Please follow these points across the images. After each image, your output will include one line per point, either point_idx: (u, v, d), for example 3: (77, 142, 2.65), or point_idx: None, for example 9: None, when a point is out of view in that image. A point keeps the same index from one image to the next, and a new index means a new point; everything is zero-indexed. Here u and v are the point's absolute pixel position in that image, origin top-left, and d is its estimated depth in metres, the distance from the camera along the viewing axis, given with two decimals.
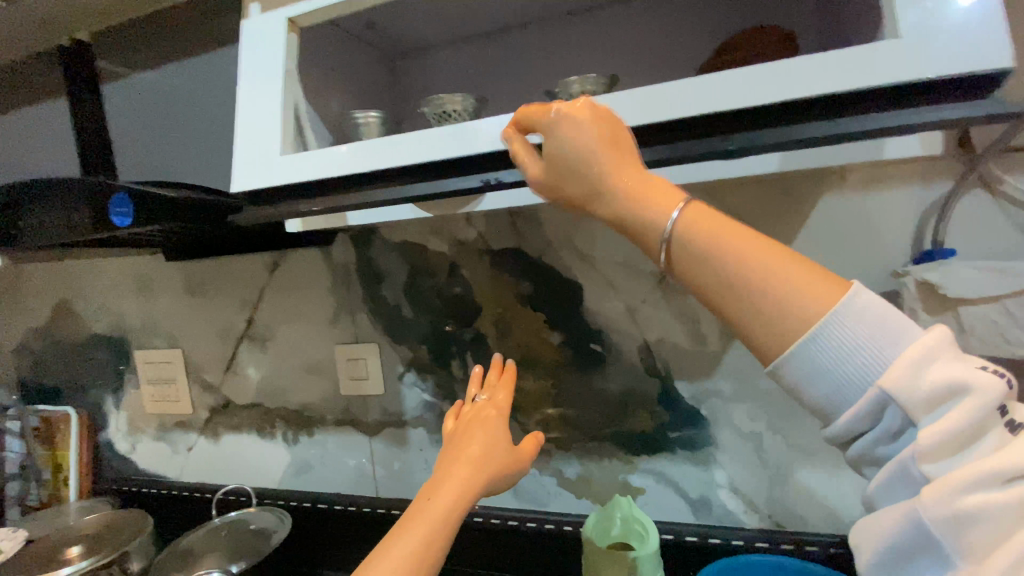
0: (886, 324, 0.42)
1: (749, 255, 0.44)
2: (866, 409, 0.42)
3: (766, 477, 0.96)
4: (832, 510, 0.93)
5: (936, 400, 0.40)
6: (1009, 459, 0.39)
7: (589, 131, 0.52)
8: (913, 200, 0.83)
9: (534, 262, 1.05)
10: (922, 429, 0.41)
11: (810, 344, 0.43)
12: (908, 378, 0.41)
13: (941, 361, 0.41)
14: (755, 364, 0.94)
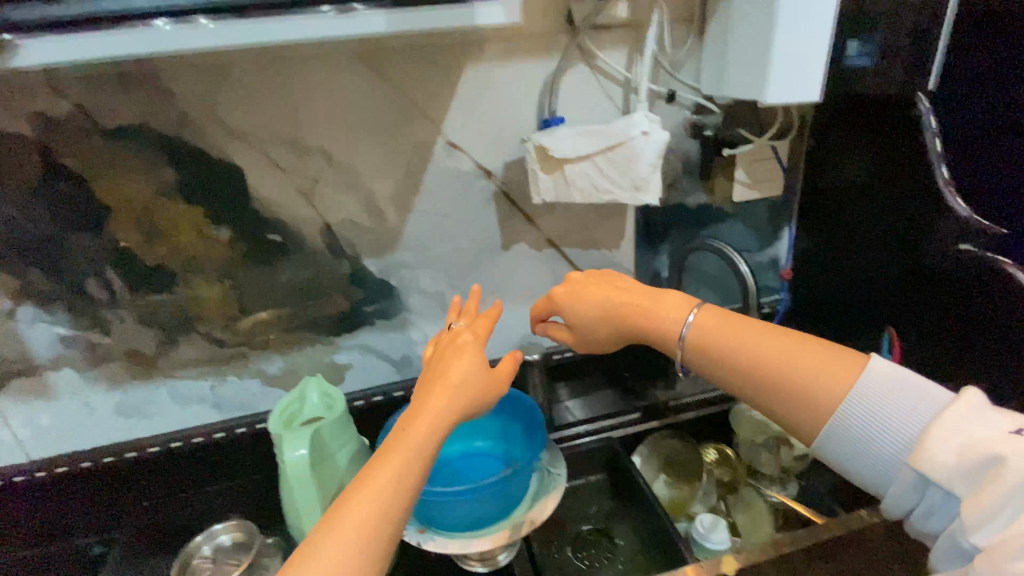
0: (903, 393, 0.57)
1: (773, 347, 0.64)
2: (906, 468, 0.54)
3: (450, 327, 1.11)
4: (502, 339, 1.16)
5: (962, 457, 0.50)
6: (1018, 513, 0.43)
7: (598, 314, 0.78)
8: (534, 71, 0.95)
9: (170, 142, 0.85)
10: (965, 490, 0.49)
11: (856, 425, 0.58)
12: (935, 442, 0.52)
13: (963, 437, 0.50)
14: (430, 232, 1.01)
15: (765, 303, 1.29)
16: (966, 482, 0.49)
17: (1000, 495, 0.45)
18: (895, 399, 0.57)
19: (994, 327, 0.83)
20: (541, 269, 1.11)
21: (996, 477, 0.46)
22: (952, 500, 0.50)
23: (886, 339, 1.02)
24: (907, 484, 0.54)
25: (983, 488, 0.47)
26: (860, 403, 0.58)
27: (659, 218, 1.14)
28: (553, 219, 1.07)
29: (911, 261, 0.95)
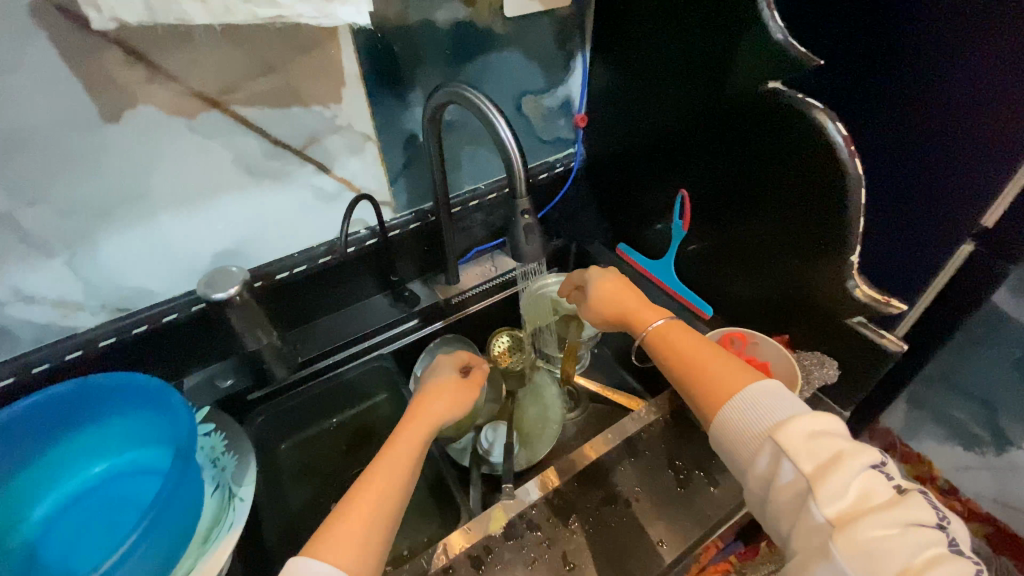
0: (776, 398, 0.54)
1: (692, 351, 0.61)
2: (760, 451, 0.51)
3: (59, 267, 0.66)
4: (180, 267, 0.74)
5: (815, 440, 0.49)
6: (873, 490, 0.46)
7: (604, 278, 0.75)
8: None
9: None
10: (806, 470, 0.48)
11: (732, 424, 0.54)
12: (797, 428, 0.50)
13: (811, 422, 0.51)
14: None
15: (557, 159, 1.04)
16: (811, 463, 0.48)
17: (852, 480, 0.46)
18: (766, 396, 0.54)
19: (781, 186, 0.71)
20: (201, 148, 0.67)
21: (837, 462, 0.47)
22: (797, 485, 0.48)
23: (678, 202, 0.89)
24: (760, 468, 0.51)
25: (827, 471, 0.47)
26: (743, 407, 0.54)
27: (400, 49, 0.74)
28: (202, 62, 0.62)
29: (711, 104, 0.75)
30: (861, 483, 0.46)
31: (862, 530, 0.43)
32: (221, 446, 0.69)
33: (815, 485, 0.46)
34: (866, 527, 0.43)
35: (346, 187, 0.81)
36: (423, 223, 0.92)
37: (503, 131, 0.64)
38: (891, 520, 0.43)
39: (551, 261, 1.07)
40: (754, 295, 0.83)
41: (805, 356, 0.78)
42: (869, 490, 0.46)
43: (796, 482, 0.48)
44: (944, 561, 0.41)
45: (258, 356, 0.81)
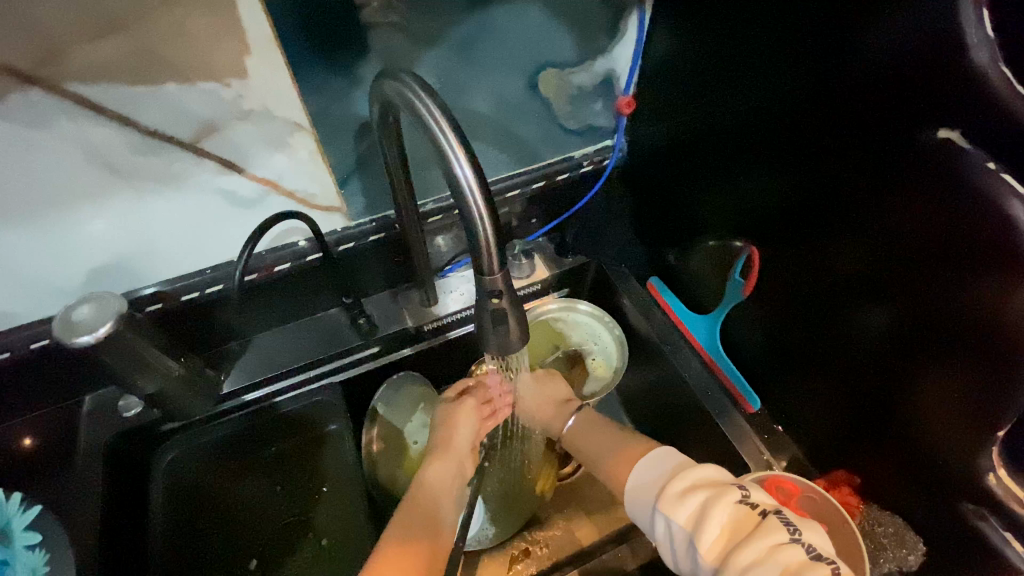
0: (653, 463, 0.55)
1: (619, 467, 0.60)
2: (653, 514, 0.51)
3: None
4: (45, 287, 0.56)
5: (687, 494, 0.48)
6: (724, 517, 0.45)
7: (530, 387, 0.74)
8: None
9: None
10: (683, 524, 0.47)
11: (633, 504, 0.54)
12: (671, 489, 0.50)
13: (679, 472, 0.52)
14: None
15: (586, 155, 0.77)
16: (685, 518, 0.47)
17: (719, 515, 0.45)
18: (654, 465, 0.55)
19: (918, 284, 0.47)
20: (28, 144, 0.46)
21: (704, 509, 0.46)
22: (687, 539, 0.46)
23: (741, 260, 0.68)
24: (657, 538, 0.49)
25: (702, 520, 0.46)
26: (635, 480, 0.55)
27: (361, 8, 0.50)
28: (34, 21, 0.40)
29: (842, 137, 0.49)
30: (732, 522, 0.45)
31: (735, 565, 0.41)
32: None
33: (693, 536, 0.45)
34: (734, 558, 0.42)
35: (271, 190, 0.59)
36: (387, 233, 0.69)
37: (460, 174, 0.39)
38: (756, 548, 0.41)
39: (561, 285, 0.83)
40: (836, 404, 0.60)
41: (880, 525, 0.56)
42: (736, 524, 0.44)
43: (683, 543, 0.46)
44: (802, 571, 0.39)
45: (161, 394, 0.64)
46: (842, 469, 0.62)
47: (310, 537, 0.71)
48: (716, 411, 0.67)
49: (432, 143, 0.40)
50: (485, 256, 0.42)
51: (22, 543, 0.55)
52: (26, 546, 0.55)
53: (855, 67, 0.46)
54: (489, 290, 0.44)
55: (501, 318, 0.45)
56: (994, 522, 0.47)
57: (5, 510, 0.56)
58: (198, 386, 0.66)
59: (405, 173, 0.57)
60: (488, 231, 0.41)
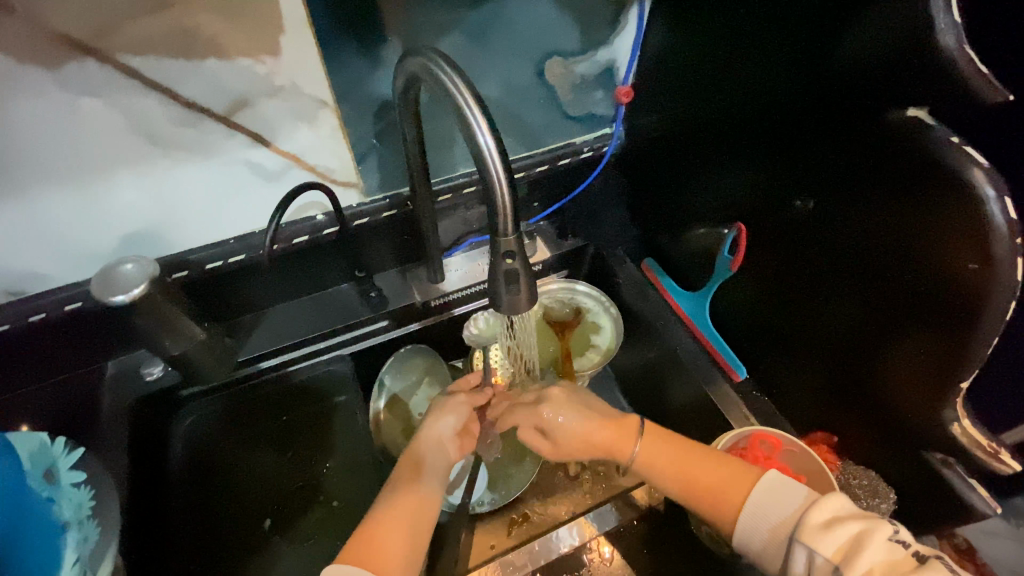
0: (776, 488, 0.54)
1: (688, 464, 0.59)
2: (791, 551, 0.49)
3: None
4: (79, 249, 0.60)
5: (836, 527, 0.47)
6: (881, 553, 0.44)
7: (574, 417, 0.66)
8: None
9: None
10: (830, 557, 0.46)
11: (758, 528, 0.53)
12: (811, 519, 0.49)
13: (818, 504, 0.50)
14: None
15: (587, 141, 0.82)
16: (832, 549, 0.46)
17: (875, 549, 0.44)
18: (782, 496, 0.53)
19: (890, 255, 0.52)
20: (78, 108, 0.50)
21: (859, 543, 0.45)
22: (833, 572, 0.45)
23: (730, 239, 0.71)
24: (793, 567, 0.48)
25: (853, 550, 0.45)
26: (756, 507, 0.53)
27: None
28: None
29: (821, 122, 0.54)
30: (886, 561, 0.44)
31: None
32: (86, 508, 0.59)
33: (845, 567, 0.44)
34: None
35: (293, 164, 0.63)
36: (397, 211, 0.73)
37: (483, 142, 0.44)
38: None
39: (560, 266, 0.87)
40: (814, 372, 0.65)
41: (854, 478, 0.61)
42: (895, 565, 0.44)
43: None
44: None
45: (183, 357, 0.67)
46: (820, 431, 0.67)
47: (321, 500, 0.74)
48: (706, 381, 0.72)
49: (458, 115, 0.45)
50: (501, 219, 0.47)
51: (68, 481, 0.60)
52: (72, 484, 0.60)
53: (829, 58, 0.51)
54: (503, 251, 0.49)
55: (514, 277, 0.49)
56: (959, 468, 0.53)
57: (51, 452, 0.62)
58: (216, 351, 0.70)
59: (421, 150, 0.61)
60: (505, 196, 0.46)
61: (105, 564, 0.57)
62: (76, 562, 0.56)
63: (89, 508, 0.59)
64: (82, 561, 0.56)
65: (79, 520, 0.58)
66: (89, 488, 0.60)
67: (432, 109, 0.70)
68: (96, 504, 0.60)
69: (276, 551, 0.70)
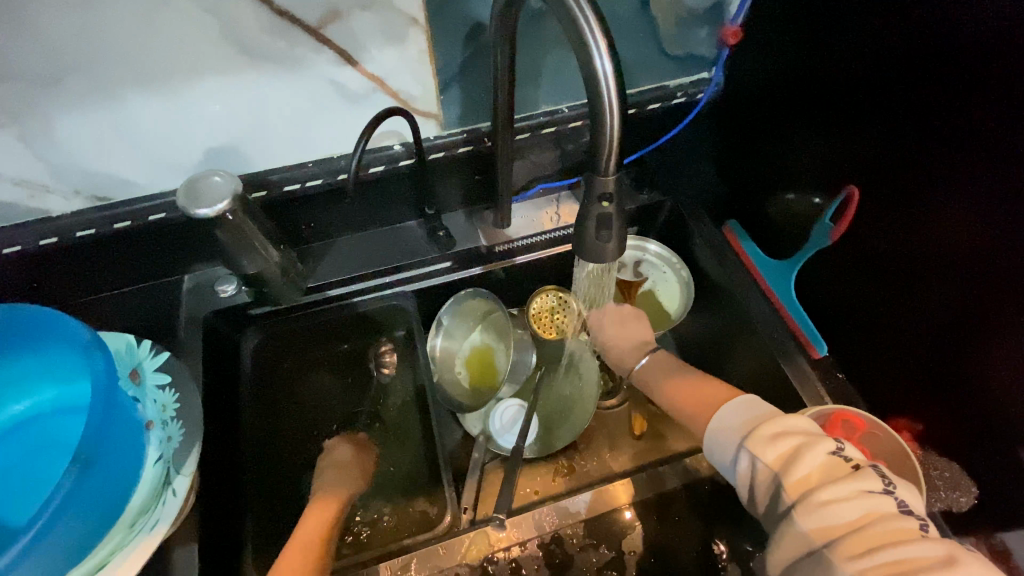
0: (726, 419, 0.54)
1: (689, 396, 0.62)
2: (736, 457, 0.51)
3: (8, 139, 0.53)
4: (164, 162, 0.61)
5: (777, 438, 0.48)
6: (812, 463, 0.45)
7: (615, 331, 0.77)
8: None
9: None
10: (772, 464, 0.47)
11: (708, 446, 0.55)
12: (760, 430, 0.49)
13: (755, 424, 0.51)
14: None
15: (680, 86, 0.75)
16: (773, 457, 0.47)
17: (812, 457, 0.46)
18: (731, 418, 0.54)
19: None
20: (165, 6, 0.49)
21: (800, 455, 0.46)
22: (768, 477, 0.47)
23: (837, 203, 0.64)
24: (737, 469, 0.50)
25: (793, 458, 0.46)
26: (710, 433, 0.54)
27: None
28: None
29: (958, 85, 0.47)
30: (821, 467, 0.45)
31: (816, 495, 0.43)
32: (171, 409, 0.58)
33: (783, 472, 0.46)
34: (816, 491, 0.43)
35: (378, 87, 0.60)
36: (475, 147, 0.70)
37: (599, 65, 0.40)
38: (845, 489, 0.43)
39: (632, 221, 0.82)
40: (912, 357, 0.60)
41: (936, 469, 0.58)
42: (829, 473, 0.45)
43: (767, 475, 0.47)
44: (886, 522, 0.41)
45: (259, 277, 0.68)
46: (902, 419, 0.63)
47: (376, 427, 0.77)
48: (781, 355, 0.68)
49: (575, 38, 0.41)
50: (604, 154, 0.43)
51: (152, 383, 0.59)
52: (158, 385, 0.59)
53: (987, 3, 0.43)
54: (600, 193, 0.45)
55: (606, 223, 0.46)
56: None
57: (137, 353, 0.60)
58: (290, 275, 0.70)
59: (511, 81, 0.57)
60: (615, 130, 0.42)
61: (187, 465, 0.54)
62: (159, 460, 0.54)
63: (173, 409, 0.58)
64: (166, 459, 0.54)
65: (164, 420, 0.56)
66: (173, 391, 0.58)
67: (523, 32, 0.63)
68: (181, 405, 0.58)
69: None
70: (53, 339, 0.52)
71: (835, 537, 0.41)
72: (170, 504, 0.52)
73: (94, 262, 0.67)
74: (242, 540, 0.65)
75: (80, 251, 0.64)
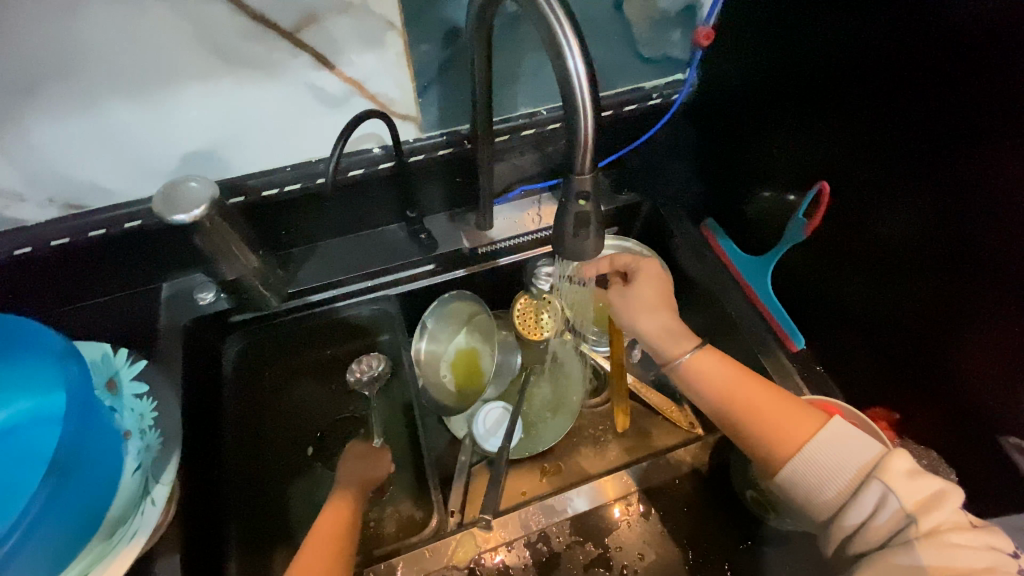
0: (841, 452, 0.50)
1: (769, 408, 0.55)
2: (853, 490, 0.48)
3: None
4: (140, 167, 0.60)
5: (917, 477, 0.46)
6: (949, 515, 0.44)
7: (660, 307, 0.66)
8: None
9: None
10: (907, 505, 0.45)
11: (801, 473, 0.52)
12: (897, 465, 0.47)
13: (883, 460, 0.48)
14: None
15: (656, 87, 0.77)
16: (911, 499, 0.45)
17: (948, 507, 0.44)
18: (844, 448, 0.50)
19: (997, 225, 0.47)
20: (139, 10, 0.48)
21: (940, 501, 0.44)
22: (897, 517, 0.45)
23: (810, 197, 0.67)
24: (860, 501, 0.47)
25: (930, 503, 0.45)
26: (812, 465, 0.51)
27: None
28: None
29: (942, 77, 0.49)
30: (953, 518, 0.44)
31: (949, 540, 0.43)
32: (149, 418, 0.57)
33: (920, 516, 0.44)
34: (953, 536, 0.43)
35: (356, 91, 0.60)
36: (454, 150, 0.70)
37: (572, 67, 0.41)
38: (975, 540, 0.43)
39: (613, 221, 0.83)
40: (887, 348, 0.62)
41: (914, 457, 0.60)
42: (958, 520, 0.44)
43: (897, 515, 0.45)
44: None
45: (238, 283, 0.68)
46: (880, 408, 0.65)
47: (362, 432, 0.75)
48: (760, 348, 0.69)
49: (549, 40, 0.42)
50: (579, 154, 0.44)
51: (130, 393, 0.59)
52: (135, 394, 0.59)
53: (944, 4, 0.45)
54: (577, 192, 0.46)
55: (584, 221, 0.47)
56: None
57: (114, 363, 0.61)
58: (269, 280, 0.70)
59: (489, 83, 0.58)
60: (589, 131, 0.42)
61: (166, 473, 0.54)
62: (137, 469, 0.53)
63: (151, 418, 0.57)
64: (145, 468, 0.53)
65: (141, 429, 0.56)
66: (151, 400, 0.59)
67: (502, 36, 0.64)
68: (157, 414, 0.58)
69: (318, 475, 0.72)
70: (30, 350, 0.51)
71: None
72: (148, 513, 0.52)
73: (69, 270, 0.65)
74: (223, 551, 0.64)
75: (55, 260, 0.63)
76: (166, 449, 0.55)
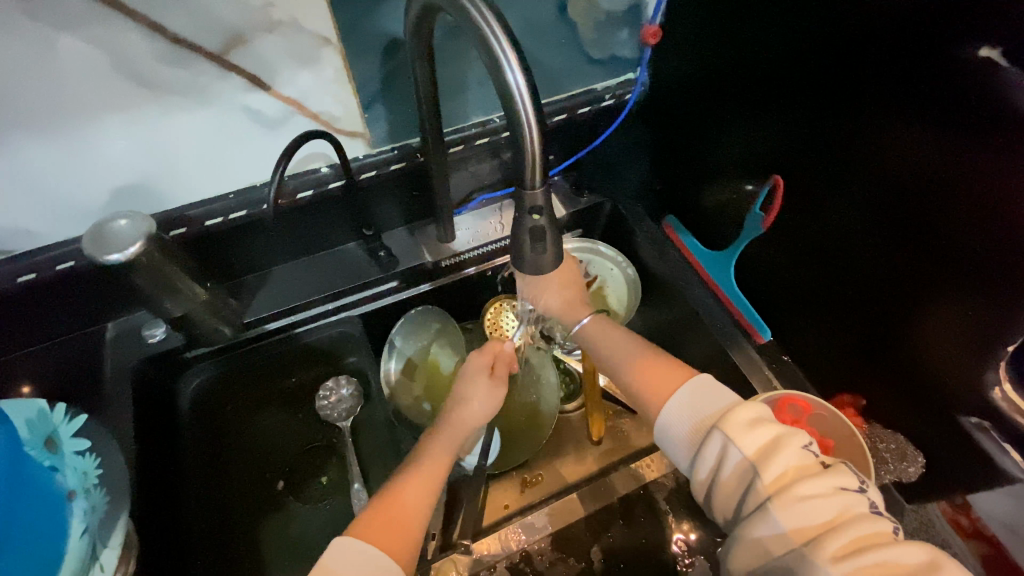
0: (699, 404, 0.52)
1: (643, 368, 0.59)
2: (705, 441, 0.49)
3: None
4: (68, 205, 0.56)
5: (755, 426, 0.47)
6: (790, 461, 0.45)
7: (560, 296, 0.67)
8: None
9: None
10: (748, 455, 0.46)
11: (667, 422, 0.53)
12: (737, 416, 0.48)
13: (735, 414, 0.49)
14: None
15: (608, 88, 0.77)
16: (751, 448, 0.46)
17: (790, 454, 0.45)
18: (701, 402, 0.52)
19: (941, 212, 0.48)
20: (49, 43, 0.45)
21: (778, 447, 0.45)
22: (743, 470, 0.46)
23: (764, 192, 0.67)
24: (704, 454, 0.48)
25: (772, 451, 0.45)
26: (668, 413, 0.54)
27: None
28: None
29: (874, 69, 0.49)
30: (798, 463, 0.45)
31: (796, 492, 0.42)
32: (92, 477, 0.55)
33: (759, 465, 0.45)
34: (797, 486, 0.43)
35: (296, 110, 0.58)
36: (407, 163, 0.68)
37: (511, 79, 0.40)
38: (821, 484, 0.43)
39: (575, 224, 0.83)
40: (849, 335, 0.63)
41: (882, 441, 0.61)
42: (803, 467, 0.44)
43: (741, 469, 0.46)
44: (863, 519, 0.41)
45: (186, 319, 0.64)
46: (846, 394, 0.66)
47: (334, 461, 0.73)
48: (728, 343, 0.70)
49: (485, 53, 0.40)
50: (528, 169, 0.43)
51: (70, 450, 0.57)
52: (77, 452, 0.57)
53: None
54: (529, 207, 0.45)
55: (539, 236, 0.46)
56: (993, 434, 0.52)
57: (51, 419, 0.58)
58: (222, 313, 0.67)
59: (434, 96, 0.56)
60: (535, 142, 0.41)
61: (116, 536, 0.53)
62: (84, 533, 0.52)
63: (96, 477, 0.56)
64: (92, 530, 0.52)
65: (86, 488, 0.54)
66: (95, 457, 0.57)
67: (445, 45, 0.63)
68: (102, 472, 0.56)
69: (289, 511, 0.69)
70: None
71: (814, 536, 0.40)
72: None
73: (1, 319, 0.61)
74: None
75: None
76: (114, 508, 0.54)
